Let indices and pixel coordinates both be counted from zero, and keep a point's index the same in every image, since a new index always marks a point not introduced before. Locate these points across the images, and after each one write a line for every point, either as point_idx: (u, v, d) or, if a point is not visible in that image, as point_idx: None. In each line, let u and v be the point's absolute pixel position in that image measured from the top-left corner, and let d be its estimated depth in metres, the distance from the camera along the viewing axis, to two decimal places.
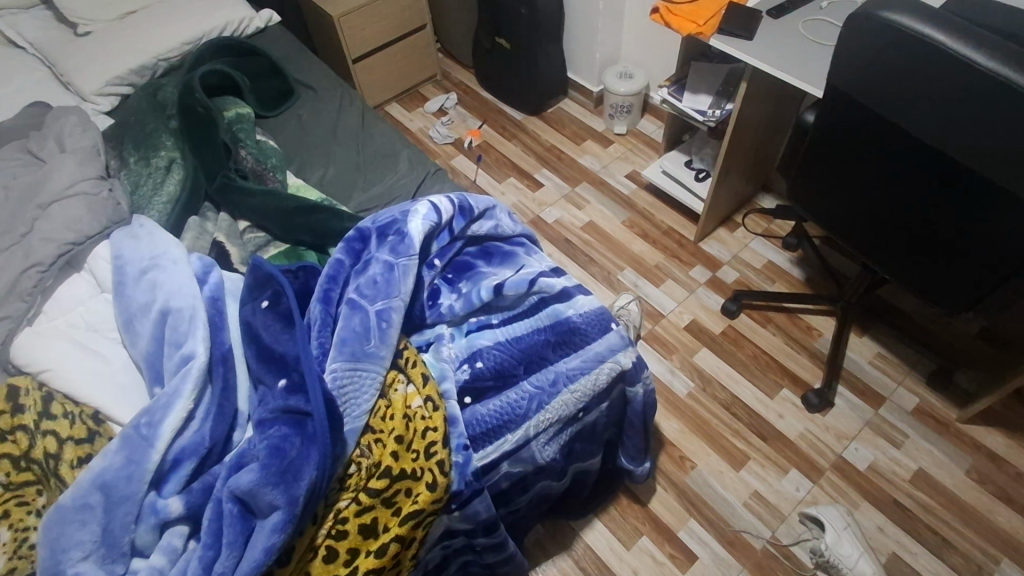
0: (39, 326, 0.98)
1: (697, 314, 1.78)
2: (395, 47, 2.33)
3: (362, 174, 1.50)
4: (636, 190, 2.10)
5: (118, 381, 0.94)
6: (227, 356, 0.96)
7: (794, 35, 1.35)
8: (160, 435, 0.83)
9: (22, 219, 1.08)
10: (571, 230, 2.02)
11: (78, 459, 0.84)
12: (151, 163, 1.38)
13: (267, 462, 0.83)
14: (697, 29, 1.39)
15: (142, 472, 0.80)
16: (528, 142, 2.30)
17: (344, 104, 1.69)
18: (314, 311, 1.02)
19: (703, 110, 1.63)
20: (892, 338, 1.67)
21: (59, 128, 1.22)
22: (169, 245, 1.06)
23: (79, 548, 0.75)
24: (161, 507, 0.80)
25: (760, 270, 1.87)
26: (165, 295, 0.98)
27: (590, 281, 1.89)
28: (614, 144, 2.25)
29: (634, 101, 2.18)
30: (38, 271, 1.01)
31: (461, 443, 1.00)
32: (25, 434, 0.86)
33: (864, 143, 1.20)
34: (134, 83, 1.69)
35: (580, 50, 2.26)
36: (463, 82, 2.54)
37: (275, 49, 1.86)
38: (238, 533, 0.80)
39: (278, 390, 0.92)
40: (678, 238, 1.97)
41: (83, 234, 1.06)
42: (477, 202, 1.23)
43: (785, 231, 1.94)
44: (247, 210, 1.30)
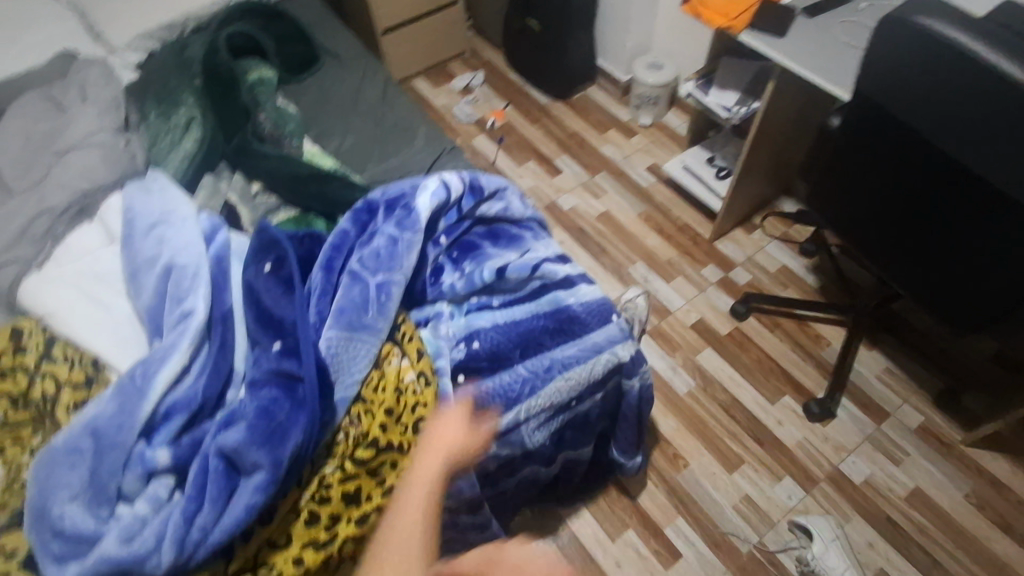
0: (48, 271, 0.99)
1: (705, 313, 1.76)
2: (425, 21, 2.31)
3: (378, 146, 1.49)
4: (655, 184, 2.07)
5: (119, 331, 0.96)
6: (226, 315, 0.97)
7: (827, 35, 1.32)
8: (153, 387, 0.85)
9: (39, 165, 1.10)
10: (585, 219, 2.00)
11: (74, 403, 0.86)
12: (171, 120, 1.38)
13: (254, 423, 0.84)
14: (726, 23, 1.35)
15: (132, 421, 0.82)
16: (550, 127, 2.27)
17: (366, 75, 1.68)
18: (316, 278, 1.03)
19: (728, 107, 1.60)
20: (902, 353, 1.63)
21: (82, 78, 1.24)
22: (180, 202, 1.07)
23: (67, 489, 0.77)
24: (148, 457, 0.82)
25: (774, 274, 1.83)
26: (170, 251, 1.00)
27: (600, 271, 1.87)
28: (637, 136, 2.22)
29: (661, 93, 2.14)
30: (50, 217, 1.04)
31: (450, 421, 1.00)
32: (25, 374, 0.88)
33: (888, 153, 1.17)
34: (162, 39, 1.70)
35: (610, 37, 2.22)
36: (490, 62, 2.52)
37: (303, 14, 1.86)
38: (221, 489, 0.81)
39: (271, 353, 0.93)
40: (693, 235, 1.94)
41: (96, 184, 1.08)
42: (489, 182, 1.24)
43: (804, 237, 1.90)
44: (260, 172, 1.30)
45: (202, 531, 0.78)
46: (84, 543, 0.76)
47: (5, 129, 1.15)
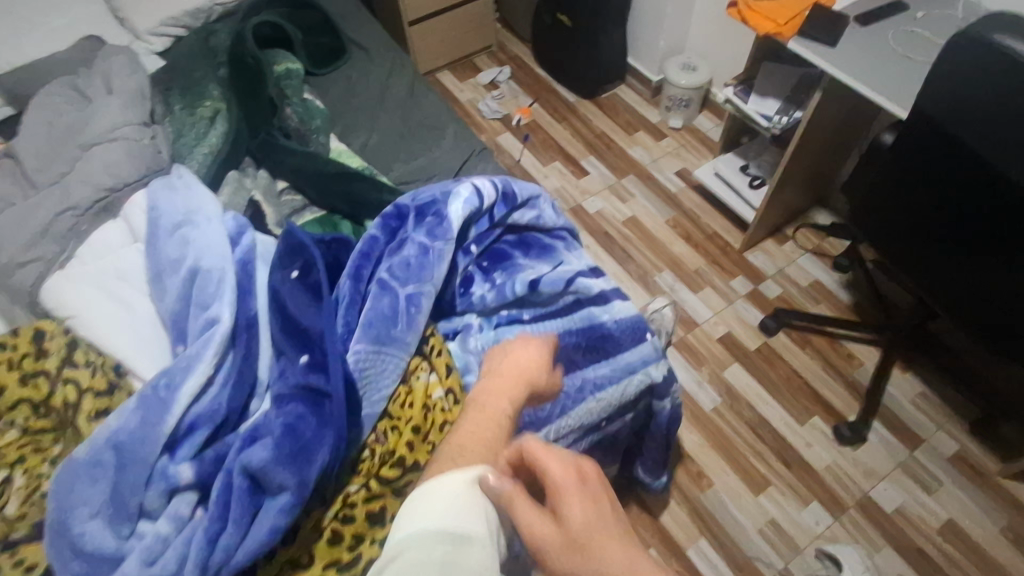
0: (70, 270, 0.96)
1: (733, 327, 1.71)
2: (453, 13, 2.25)
3: (406, 145, 1.45)
4: (684, 190, 2.02)
5: (142, 336, 0.92)
6: (251, 322, 0.94)
7: (881, 45, 1.25)
8: (178, 399, 0.82)
9: (62, 159, 1.06)
10: (611, 224, 1.95)
11: (95, 411, 0.83)
12: (195, 113, 1.33)
13: (280, 441, 0.81)
14: (775, 29, 1.30)
15: (156, 435, 0.79)
16: (578, 126, 2.22)
17: (394, 69, 1.63)
18: (344, 287, 0.99)
19: (768, 115, 1.54)
20: (936, 377, 1.59)
21: (107, 67, 1.20)
22: (205, 200, 1.04)
23: (88, 506, 0.74)
24: (171, 473, 0.79)
25: (805, 288, 1.78)
26: (196, 253, 0.97)
27: (626, 279, 1.83)
28: (667, 139, 2.16)
29: (693, 95, 2.08)
30: (73, 215, 1.01)
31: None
32: (46, 380, 0.85)
33: (940, 176, 1.11)
34: (188, 26, 1.66)
35: (643, 35, 2.15)
36: (518, 56, 2.46)
37: (330, 3, 1.81)
38: (245, 509, 0.78)
39: (298, 366, 0.90)
40: (722, 245, 1.89)
41: (121, 180, 1.04)
42: (522, 189, 1.19)
43: (837, 251, 1.84)
44: (286, 170, 1.27)
45: (225, 553, 0.75)
46: (104, 562, 0.73)
47: (28, 121, 1.12)
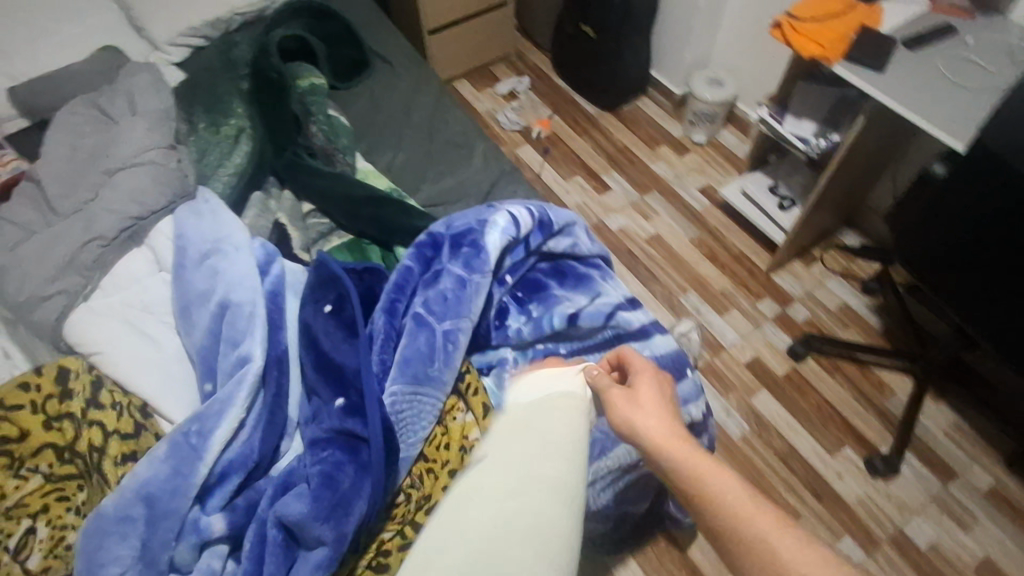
0: (94, 301, 0.93)
1: (761, 351, 1.67)
2: (473, 22, 2.21)
3: (433, 164, 1.41)
4: (708, 207, 1.98)
5: (169, 373, 0.89)
6: (282, 359, 0.90)
7: (930, 71, 1.21)
8: (210, 446, 0.78)
9: (86, 184, 1.03)
10: (635, 241, 1.91)
11: (122, 456, 0.79)
12: (220, 131, 1.30)
13: (317, 493, 0.77)
14: (820, 52, 1.25)
15: (187, 486, 0.75)
16: (599, 140, 2.18)
17: (419, 84, 1.59)
18: (378, 322, 0.96)
19: (807, 139, 1.50)
20: (970, 407, 1.55)
21: (130, 86, 1.16)
22: (233, 227, 0.99)
23: (117, 563, 0.71)
24: (203, 525, 0.75)
25: (834, 312, 1.74)
26: (225, 285, 0.93)
27: (650, 299, 1.78)
28: (690, 154, 2.12)
29: (718, 110, 2.03)
30: (98, 246, 0.97)
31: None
32: (72, 423, 0.81)
33: (996, 212, 1.07)
34: (207, 36, 1.61)
35: (668, 48, 2.11)
36: (537, 66, 2.42)
37: (352, 13, 1.76)
38: (280, 564, 0.74)
39: (334, 408, 0.86)
40: (748, 265, 1.85)
41: (148, 208, 1.01)
42: (558, 216, 1.14)
43: (866, 273, 1.81)
44: (313, 191, 1.22)
45: None
46: None
47: (49, 142, 1.08)
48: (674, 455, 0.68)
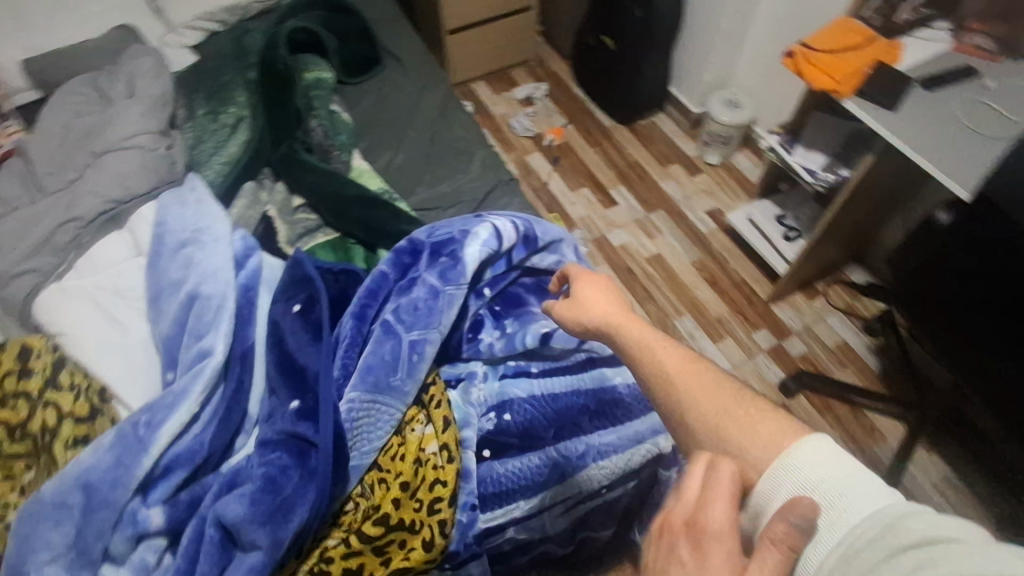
0: (66, 282, 0.94)
1: (751, 383, 1.64)
2: (494, 25, 2.19)
3: (430, 167, 1.40)
4: (714, 231, 1.94)
5: (132, 359, 0.89)
6: (246, 355, 0.90)
7: (945, 114, 1.17)
8: (157, 439, 0.78)
9: (74, 164, 1.05)
10: (635, 259, 1.88)
11: (73, 439, 0.80)
12: (219, 119, 1.32)
13: (258, 496, 0.76)
14: (832, 85, 1.23)
15: (129, 478, 0.75)
16: (611, 153, 2.15)
17: (427, 84, 1.58)
18: (346, 327, 0.95)
19: (814, 170, 1.46)
20: (963, 461, 1.50)
21: (132, 69, 1.19)
22: (215, 218, 1.00)
23: (48, 549, 0.71)
24: (141, 518, 0.75)
25: (832, 349, 1.70)
26: (197, 276, 0.93)
27: (644, 320, 1.76)
28: (702, 175, 2.08)
29: (734, 133, 1.99)
30: (75, 227, 0.98)
31: (471, 495, 0.91)
32: (26, 402, 0.82)
33: (1007, 257, 1.01)
34: (223, 21, 1.62)
35: (689, 66, 2.07)
36: (556, 74, 2.40)
37: (369, 9, 1.76)
38: (213, 564, 0.74)
39: (288, 411, 0.85)
40: (749, 294, 1.81)
41: (130, 192, 1.02)
42: (545, 232, 1.13)
43: (869, 313, 1.76)
44: (304, 186, 1.22)
45: None
46: None
47: (44, 121, 1.11)
48: (601, 314, 0.79)
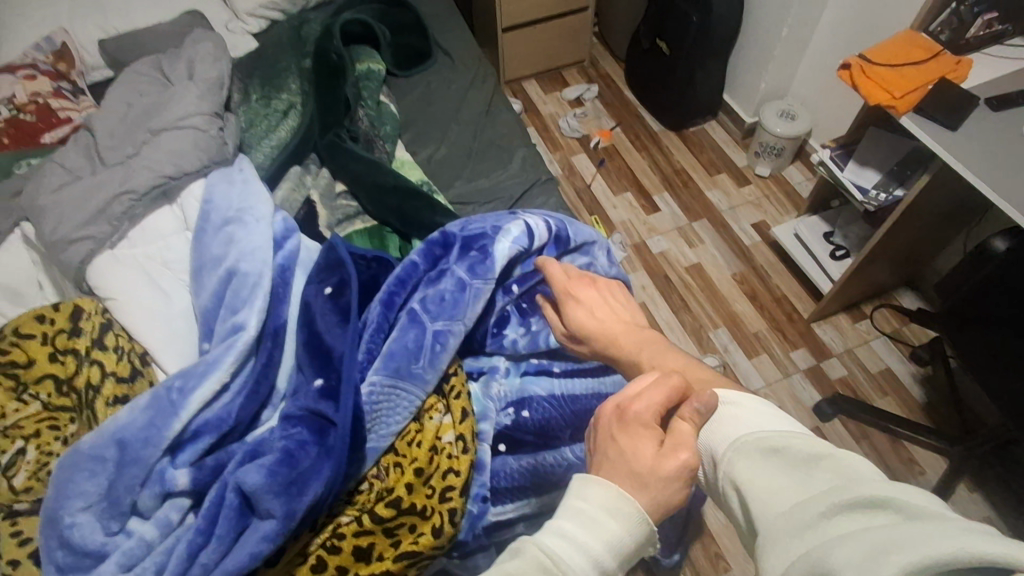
0: (119, 251, 1.01)
1: (785, 403, 1.59)
2: (549, 25, 2.19)
3: (471, 162, 1.42)
4: (758, 243, 1.89)
5: (172, 327, 0.93)
6: (278, 332, 0.93)
7: (1012, 136, 1.10)
8: (188, 404, 0.82)
9: (133, 139, 1.11)
10: (673, 268, 1.85)
11: (114, 397, 0.84)
12: (272, 104, 1.38)
13: (275, 469, 0.79)
14: (887, 100, 1.18)
15: (159, 438, 0.79)
16: (657, 158, 2.12)
17: (476, 81, 1.60)
18: (373, 312, 0.97)
19: (865, 189, 1.40)
20: (1010, 505, 1.41)
21: (192, 52, 1.25)
22: (259, 199, 1.04)
23: (82, 497, 0.76)
24: (168, 477, 0.79)
25: (874, 375, 1.63)
26: (238, 254, 0.97)
27: (678, 329, 1.73)
28: (750, 186, 2.03)
29: (787, 145, 1.93)
30: (130, 199, 1.03)
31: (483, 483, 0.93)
32: (75, 358, 0.88)
33: None
34: (285, 10, 1.68)
35: (745, 74, 2.02)
36: (608, 76, 2.38)
37: (425, 4, 1.79)
38: (231, 528, 0.77)
39: (312, 388, 0.88)
40: (790, 311, 1.75)
41: (182, 170, 1.06)
42: (577, 233, 1.13)
43: (918, 340, 1.68)
44: (347, 174, 1.25)
45: (203, 568, 0.75)
46: (88, 558, 0.74)
47: (111, 97, 1.18)
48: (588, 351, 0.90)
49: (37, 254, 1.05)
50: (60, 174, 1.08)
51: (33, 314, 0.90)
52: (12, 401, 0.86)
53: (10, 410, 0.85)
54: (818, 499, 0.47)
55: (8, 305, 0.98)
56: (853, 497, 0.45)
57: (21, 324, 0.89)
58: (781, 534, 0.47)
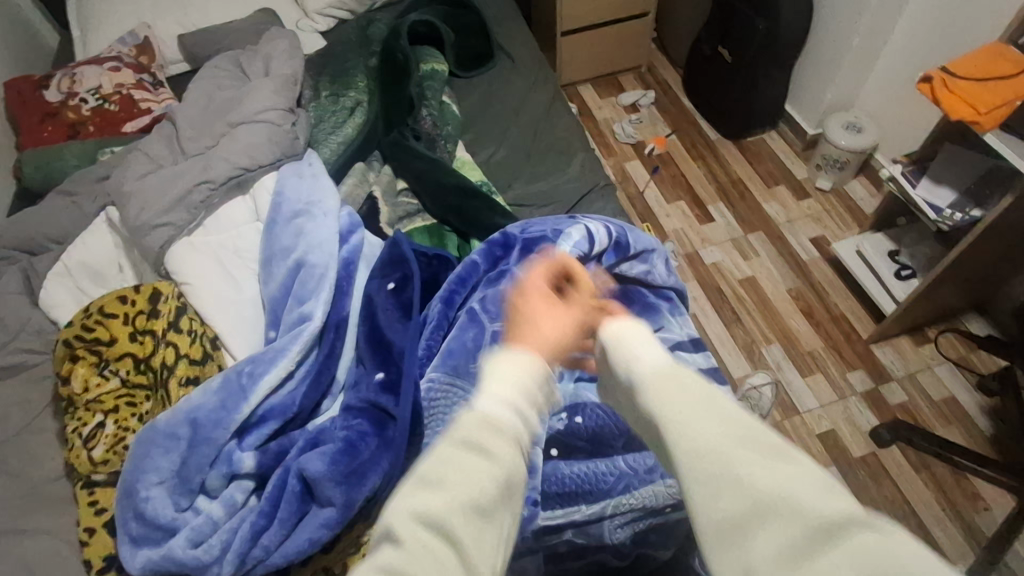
0: (195, 239, 1.05)
1: (839, 425, 1.54)
2: (609, 29, 2.18)
3: (530, 165, 1.42)
4: (816, 259, 1.84)
5: (241, 315, 0.97)
6: (340, 324, 0.95)
7: None
8: (256, 389, 0.85)
9: (212, 131, 1.16)
10: (726, 279, 1.82)
11: (185, 378, 0.88)
12: (339, 101, 1.42)
13: (337, 456, 0.80)
14: (972, 116, 1.13)
15: (229, 421, 0.82)
16: (713, 168, 2.08)
17: (537, 84, 1.60)
18: (433, 309, 0.98)
19: (939, 208, 1.34)
20: None
21: (270, 49, 1.30)
22: (327, 194, 1.07)
23: (156, 473, 0.79)
24: (235, 459, 0.82)
25: (936, 402, 1.56)
26: (306, 246, 1.00)
27: (729, 343, 1.69)
28: (810, 200, 1.97)
29: (851, 158, 1.87)
30: (207, 188, 1.06)
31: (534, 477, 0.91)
32: (152, 339, 0.93)
33: None
34: (353, 10, 1.72)
35: (810, 84, 1.97)
36: (666, 82, 2.36)
37: (489, 6, 1.81)
38: (292, 513, 0.79)
39: (372, 381, 0.89)
40: (848, 330, 1.70)
41: (256, 162, 1.10)
42: (637, 240, 1.11)
43: (986, 369, 1.60)
44: (409, 173, 1.27)
45: (264, 550, 0.77)
46: (159, 531, 0.77)
47: (192, 91, 1.24)
48: None
49: (119, 238, 1.10)
50: (142, 162, 1.13)
51: (115, 295, 0.94)
52: (95, 375, 0.91)
53: (93, 385, 0.90)
54: (740, 427, 0.45)
55: (90, 285, 1.07)
56: (769, 440, 0.43)
57: (105, 304, 0.94)
58: (692, 436, 0.45)
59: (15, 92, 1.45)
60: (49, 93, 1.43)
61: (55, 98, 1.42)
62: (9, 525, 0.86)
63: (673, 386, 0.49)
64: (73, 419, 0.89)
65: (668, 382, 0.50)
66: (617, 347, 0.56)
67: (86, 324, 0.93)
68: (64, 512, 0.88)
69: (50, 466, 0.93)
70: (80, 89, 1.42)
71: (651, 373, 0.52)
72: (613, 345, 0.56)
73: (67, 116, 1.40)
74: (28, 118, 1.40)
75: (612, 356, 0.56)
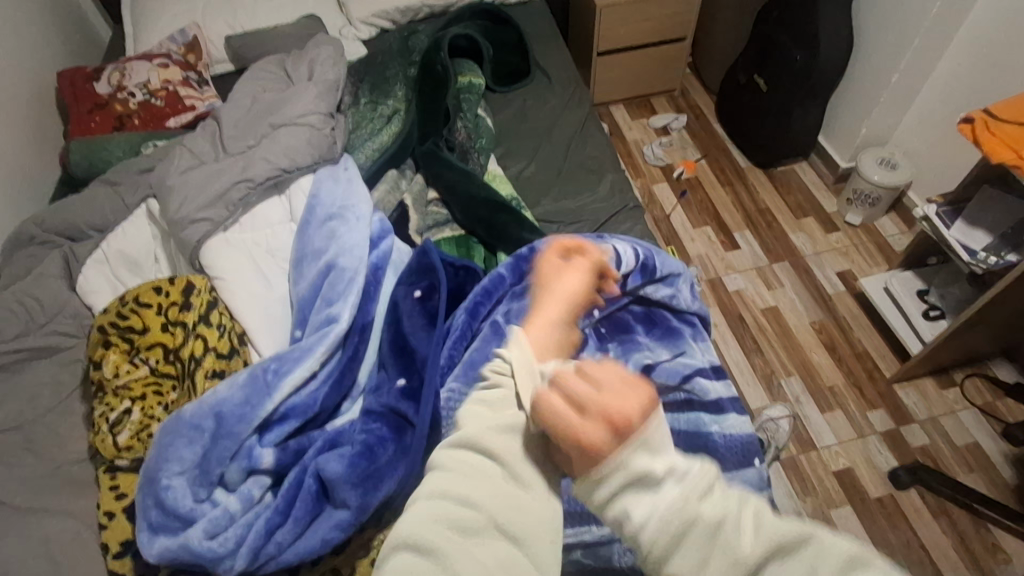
0: (231, 235, 1.08)
1: (857, 464, 1.51)
2: (645, 52, 2.20)
3: (560, 182, 1.43)
4: (842, 293, 1.82)
5: (270, 312, 0.99)
6: (366, 328, 0.97)
7: None
8: (281, 387, 0.86)
9: (254, 131, 1.19)
10: (749, 308, 1.80)
11: (212, 371, 0.89)
12: (378, 109, 1.46)
13: (355, 459, 0.81)
14: (1013, 160, 1.12)
15: (252, 416, 0.83)
16: (741, 195, 2.08)
17: (572, 102, 1.62)
18: (458, 320, 0.99)
19: (974, 250, 1.33)
20: None
21: (314, 55, 1.34)
22: (360, 199, 1.09)
23: (178, 463, 0.80)
24: (255, 455, 0.83)
25: (959, 448, 1.52)
26: (337, 250, 1.01)
27: (748, 372, 1.67)
28: (839, 233, 1.95)
29: (884, 194, 1.85)
30: (247, 187, 1.09)
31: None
32: (183, 331, 0.94)
33: None
34: (395, 21, 1.77)
35: (846, 118, 1.96)
36: (698, 107, 2.36)
37: (528, 23, 1.83)
38: (307, 512, 0.79)
39: (394, 387, 0.90)
40: (871, 368, 1.67)
41: (295, 164, 1.13)
42: (663, 264, 1.11)
43: (1012, 417, 1.56)
44: (440, 182, 1.29)
45: (277, 547, 0.78)
46: (177, 520, 0.78)
47: (237, 92, 1.28)
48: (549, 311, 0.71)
49: (157, 229, 1.14)
50: (185, 158, 1.17)
51: (151, 285, 0.97)
52: (126, 363, 0.93)
53: (123, 371, 0.92)
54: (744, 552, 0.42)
55: (126, 273, 1.10)
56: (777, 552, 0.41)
57: (141, 294, 0.97)
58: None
59: (67, 82, 1.51)
60: (99, 85, 1.48)
61: (105, 90, 1.47)
62: (32, 502, 0.88)
63: (694, 506, 0.44)
64: (101, 403, 0.91)
65: (682, 509, 0.44)
66: (626, 480, 0.46)
67: (121, 312, 0.96)
68: (84, 494, 0.89)
69: (73, 447, 0.95)
70: (129, 82, 1.47)
71: (669, 504, 0.45)
72: (608, 484, 0.46)
73: (115, 108, 1.45)
74: (78, 108, 1.45)
75: (607, 498, 0.47)
